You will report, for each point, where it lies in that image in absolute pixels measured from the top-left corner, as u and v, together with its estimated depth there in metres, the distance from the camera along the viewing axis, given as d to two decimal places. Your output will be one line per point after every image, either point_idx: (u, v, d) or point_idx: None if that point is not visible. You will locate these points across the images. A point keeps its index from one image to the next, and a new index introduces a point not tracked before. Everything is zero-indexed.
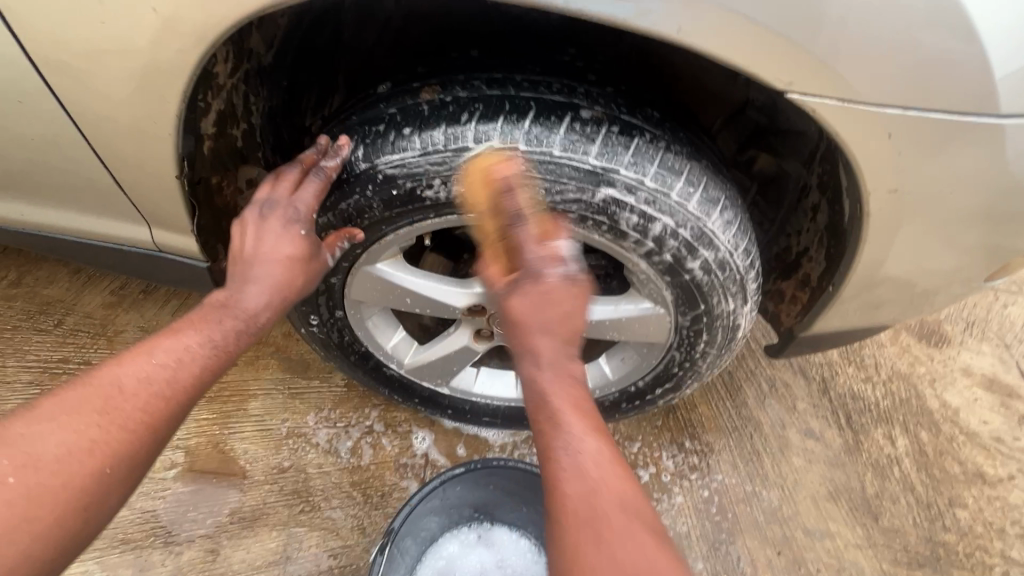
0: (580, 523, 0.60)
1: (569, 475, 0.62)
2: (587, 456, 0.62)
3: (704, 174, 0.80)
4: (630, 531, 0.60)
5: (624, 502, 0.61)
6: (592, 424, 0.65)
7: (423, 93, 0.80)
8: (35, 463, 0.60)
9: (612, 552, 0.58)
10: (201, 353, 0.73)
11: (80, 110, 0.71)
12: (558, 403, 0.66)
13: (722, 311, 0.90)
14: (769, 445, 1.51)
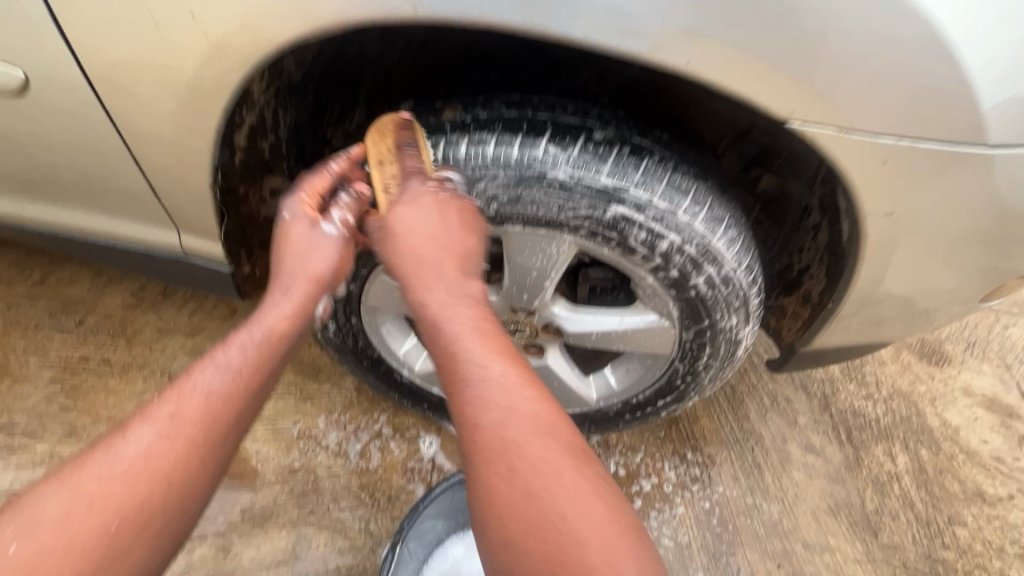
0: (501, 451, 0.69)
1: (485, 405, 0.71)
2: (482, 371, 0.73)
3: (710, 194, 0.84)
4: (547, 456, 0.68)
5: (515, 402, 0.71)
6: (502, 354, 0.75)
7: (445, 112, 0.84)
8: (58, 528, 0.61)
9: (535, 474, 0.67)
10: (215, 396, 0.72)
11: (125, 122, 0.75)
12: (464, 336, 0.76)
13: (726, 326, 0.93)
14: (771, 459, 1.53)
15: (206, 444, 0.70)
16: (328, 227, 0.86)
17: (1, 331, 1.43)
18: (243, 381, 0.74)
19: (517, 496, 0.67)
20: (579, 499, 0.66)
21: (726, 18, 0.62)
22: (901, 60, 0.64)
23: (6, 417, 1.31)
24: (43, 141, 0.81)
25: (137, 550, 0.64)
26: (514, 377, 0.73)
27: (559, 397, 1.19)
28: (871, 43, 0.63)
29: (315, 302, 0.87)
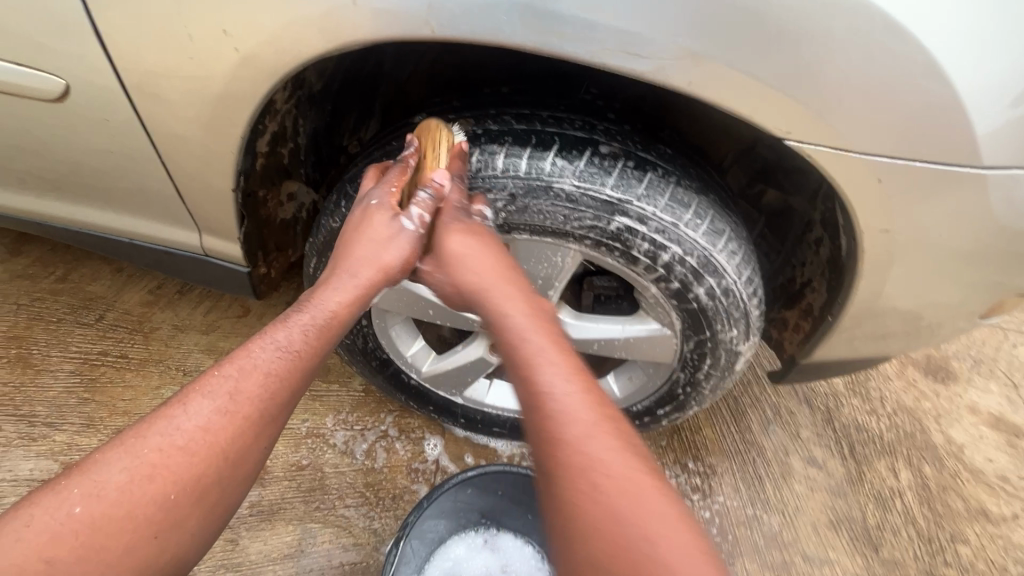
0: (580, 463, 0.65)
1: (561, 417, 0.68)
2: (558, 381, 0.71)
3: (711, 208, 0.86)
4: (626, 467, 0.65)
5: (597, 417, 0.69)
6: (575, 369, 0.73)
7: (457, 124, 0.87)
8: (119, 493, 0.63)
9: (614, 485, 0.64)
10: (272, 375, 0.74)
11: (156, 128, 0.80)
12: (538, 349, 0.75)
13: (727, 336, 0.95)
14: (772, 471, 1.54)
15: (260, 421, 0.72)
16: (408, 221, 0.85)
17: (25, 324, 1.48)
18: (303, 363, 0.76)
19: (596, 510, 0.63)
20: (658, 514, 0.62)
21: (725, 41, 0.65)
22: (896, 85, 0.66)
23: (27, 407, 1.35)
24: (78, 144, 0.86)
25: (194, 516, 0.66)
26: (590, 395, 0.71)
27: None
28: (866, 67, 0.66)
29: (375, 292, 0.86)
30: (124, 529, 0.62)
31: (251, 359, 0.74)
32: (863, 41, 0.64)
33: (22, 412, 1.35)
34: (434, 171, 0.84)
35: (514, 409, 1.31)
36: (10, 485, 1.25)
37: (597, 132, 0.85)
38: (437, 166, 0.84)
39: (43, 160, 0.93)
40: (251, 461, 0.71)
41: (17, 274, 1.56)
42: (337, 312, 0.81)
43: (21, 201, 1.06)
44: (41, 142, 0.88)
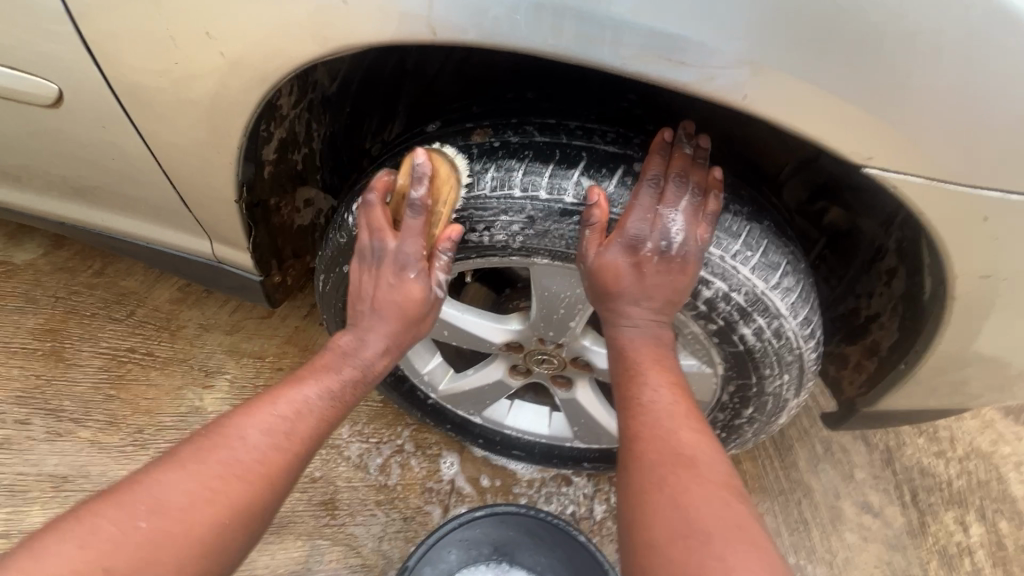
0: (660, 460, 0.66)
1: (648, 419, 0.70)
2: (661, 405, 0.70)
3: (765, 237, 0.74)
4: (705, 474, 0.64)
5: (690, 452, 0.66)
6: (673, 380, 0.73)
7: (475, 135, 0.77)
8: (181, 511, 0.62)
9: (687, 488, 0.63)
10: (317, 415, 0.74)
11: (155, 139, 0.78)
12: (640, 355, 0.74)
13: (775, 380, 0.84)
14: (820, 515, 1.38)
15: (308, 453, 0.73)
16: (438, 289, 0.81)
17: (60, 317, 1.47)
18: (341, 408, 0.76)
19: (664, 508, 0.62)
20: (730, 525, 0.60)
21: (787, 48, 0.54)
22: (982, 93, 0.55)
23: (56, 401, 1.36)
24: (91, 146, 0.84)
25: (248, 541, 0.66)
26: (685, 404, 0.71)
27: (589, 430, 1.16)
28: (948, 74, 0.54)
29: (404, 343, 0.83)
30: (171, 553, 0.60)
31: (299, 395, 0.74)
32: (938, 42, 0.53)
33: (51, 406, 1.36)
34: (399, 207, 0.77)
35: (536, 433, 1.22)
36: (35, 480, 1.27)
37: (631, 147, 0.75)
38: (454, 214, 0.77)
39: (60, 160, 0.91)
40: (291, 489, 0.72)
41: (55, 266, 1.54)
42: (378, 367, 0.81)
43: (44, 201, 1.07)
44: (56, 142, 0.86)
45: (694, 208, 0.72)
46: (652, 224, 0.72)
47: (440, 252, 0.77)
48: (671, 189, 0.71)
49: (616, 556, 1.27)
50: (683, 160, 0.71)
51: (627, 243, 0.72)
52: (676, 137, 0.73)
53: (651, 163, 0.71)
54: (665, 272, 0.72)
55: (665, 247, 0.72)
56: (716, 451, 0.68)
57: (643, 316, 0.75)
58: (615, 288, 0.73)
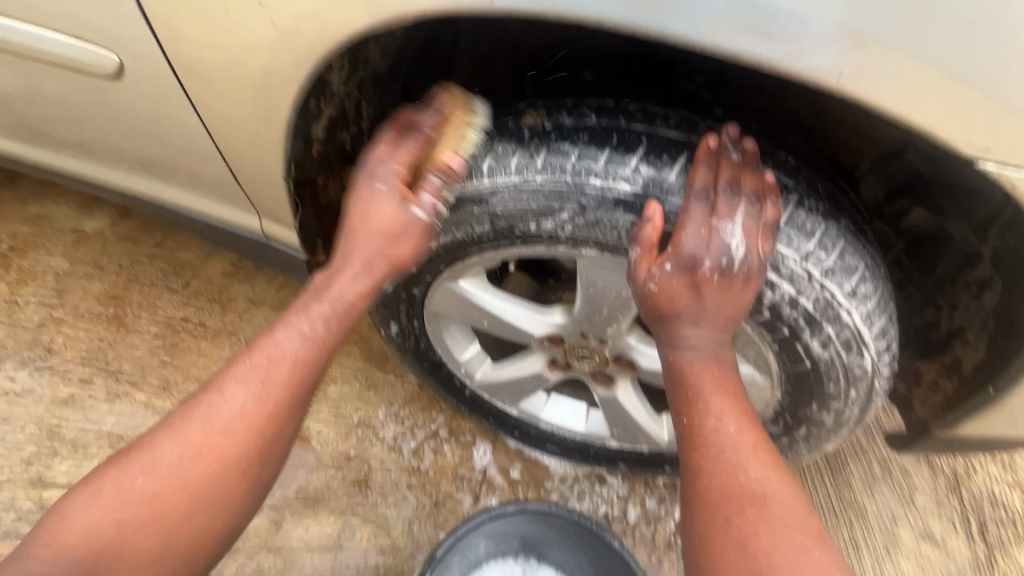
0: (725, 498, 0.60)
1: (710, 453, 0.63)
2: (726, 438, 0.64)
3: (843, 237, 0.67)
4: (777, 515, 0.58)
5: (762, 492, 0.60)
6: (740, 408, 0.66)
7: (526, 116, 0.74)
8: (168, 470, 0.66)
9: (757, 531, 0.58)
10: (296, 363, 0.73)
11: (209, 113, 0.81)
12: (702, 379, 0.67)
13: (839, 395, 0.77)
14: (874, 539, 1.28)
15: (270, 441, 0.71)
16: (418, 209, 0.74)
17: (123, 284, 1.54)
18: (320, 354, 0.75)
19: (734, 554, 0.57)
20: None
21: (891, 21, 0.51)
22: None
23: (116, 363, 1.43)
24: (157, 117, 0.87)
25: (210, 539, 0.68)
26: (753, 434, 0.64)
27: (627, 431, 1.12)
28: None
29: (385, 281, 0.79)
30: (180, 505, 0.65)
31: (274, 348, 0.72)
32: None
33: (111, 367, 1.43)
34: (447, 156, 0.73)
35: (571, 428, 1.19)
36: (93, 437, 1.34)
37: (691, 152, 0.68)
38: (461, 150, 0.73)
39: (126, 131, 0.94)
40: (270, 469, 0.73)
41: (121, 236, 1.61)
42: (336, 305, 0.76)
43: (107, 171, 1.12)
44: (123, 113, 0.89)
45: (753, 218, 0.65)
46: (708, 241, 0.65)
47: (430, 175, 0.73)
48: (725, 200, 0.65)
49: (646, 562, 1.23)
50: (733, 167, 0.66)
51: (683, 262, 0.66)
52: (722, 144, 0.67)
53: (699, 175, 0.66)
54: (726, 290, 0.66)
55: (726, 263, 0.65)
56: (787, 486, 0.61)
57: (702, 337, 0.68)
58: (670, 311, 0.68)
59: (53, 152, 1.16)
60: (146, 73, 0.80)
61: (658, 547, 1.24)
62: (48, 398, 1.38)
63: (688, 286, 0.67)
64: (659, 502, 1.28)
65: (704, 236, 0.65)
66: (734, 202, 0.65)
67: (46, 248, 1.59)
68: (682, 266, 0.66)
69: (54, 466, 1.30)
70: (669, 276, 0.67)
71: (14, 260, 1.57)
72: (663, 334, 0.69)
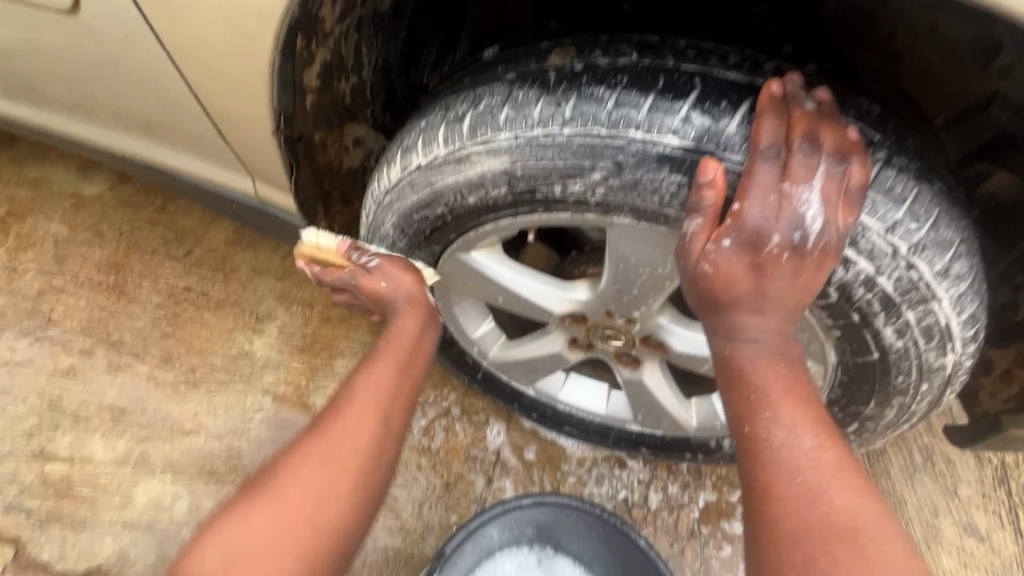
0: (805, 531, 0.52)
1: (783, 472, 0.54)
2: (801, 454, 0.55)
3: (937, 204, 0.56)
4: (871, 556, 0.50)
5: (850, 522, 0.52)
6: (815, 417, 0.56)
7: (552, 56, 0.63)
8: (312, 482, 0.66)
9: (849, 574, 0.49)
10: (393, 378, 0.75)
11: (196, 58, 0.73)
12: (769, 381, 0.57)
13: (908, 390, 0.67)
14: (914, 532, 1.20)
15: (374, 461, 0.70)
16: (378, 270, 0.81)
17: (123, 251, 1.47)
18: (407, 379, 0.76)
19: None
20: None
21: None
22: None
23: (117, 334, 1.38)
24: (143, 65, 0.78)
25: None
26: (835, 451, 0.55)
27: (652, 416, 1.04)
28: None
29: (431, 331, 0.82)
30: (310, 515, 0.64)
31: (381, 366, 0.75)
32: None
33: (112, 338, 1.37)
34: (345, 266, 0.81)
35: (591, 410, 1.11)
36: (95, 409, 1.29)
37: (753, 99, 0.57)
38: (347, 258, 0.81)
39: (108, 80, 0.85)
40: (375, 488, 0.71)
41: (120, 201, 1.54)
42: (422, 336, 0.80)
43: (100, 132, 1.04)
44: (107, 61, 0.81)
45: (833, 181, 0.54)
46: (778, 211, 0.54)
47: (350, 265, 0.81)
48: (801, 159, 0.53)
49: (668, 551, 1.16)
50: (806, 118, 0.55)
51: (746, 237, 0.54)
52: (790, 91, 0.56)
53: (766, 128, 0.54)
54: (797, 269, 0.55)
55: (798, 239, 0.54)
56: (880, 516, 0.53)
57: (766, 328, 0.58)
58: (727, 296, 0.56)
59: (42, 111, 1.08)
60: (124, 9, 0.71)
61: (681, 535, 1.17)
62: (49, 369, 1.34)
63: (752, 266, 0.55)
64: (683, 488, 1.20)
65: (773, 204, 0.54)
66: (809, 160, 0.53)
67: (45, 213, 1.52)
68: (746, 241, 0.55)
69: (57, 439, 1.26)
70: (729, 256, 0.55)
71: (12, 226, 1.51)
72: (719, 325, 0.59)
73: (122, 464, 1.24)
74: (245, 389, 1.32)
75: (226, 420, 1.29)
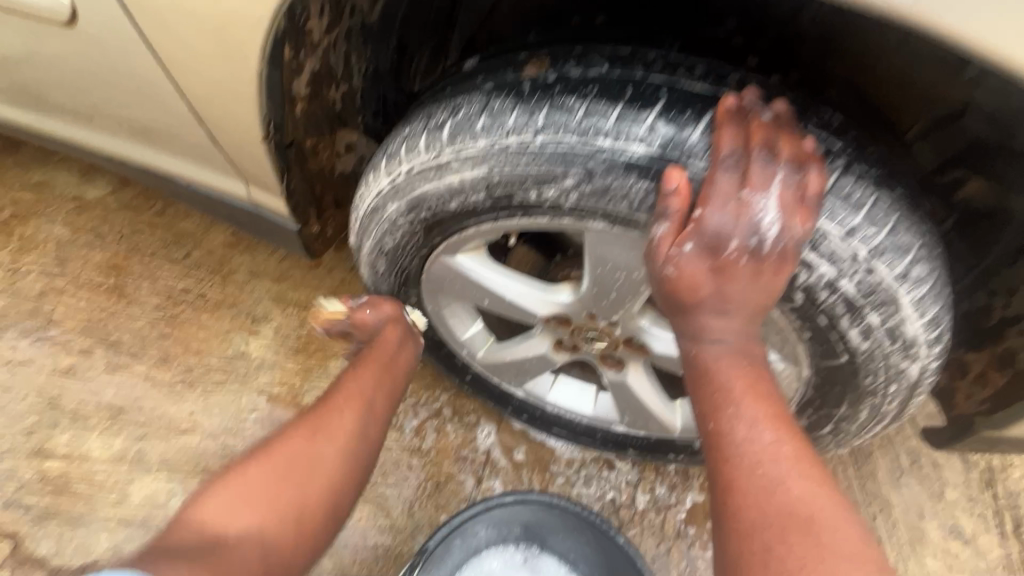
0: (765, 524, 0.54)
1: (744, 466, 0.56)
2: (762, 449, 0.57)
3: (897, 209, 0.58)
4: (827, 543, 0.51)
5: (808, 513, 0.53)
6: (775, 412, 0.59)
7: (528, 67, 0.65)
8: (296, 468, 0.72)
9: (804, 563, 0.50)
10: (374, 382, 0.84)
11: (188, 68, 0.75)
12: (732, 379, 0.59)
13: (876, 391, 0.69)
14: (899, 534, 1.21)
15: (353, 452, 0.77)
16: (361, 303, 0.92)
17: (124, 254, 1.50)
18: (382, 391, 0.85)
19: None
20: None
21: None
22: None
23: (115, 335, 1.40)
24: (144, 75, 0.81)
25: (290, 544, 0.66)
26: (794, 444, 0.57)
27: (637, 417, 1.05)
28: None
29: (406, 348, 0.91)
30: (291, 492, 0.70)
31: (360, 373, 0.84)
32: None
33: (111, 338, 1.40)
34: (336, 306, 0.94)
35: (578, 411, 1.13)
36: (93, 408, 1.32)
37: (715, 109, 0.59)
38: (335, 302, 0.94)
39: (107, 88, 0.89)
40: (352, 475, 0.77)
41: (122, 205, 1.57)
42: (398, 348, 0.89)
43: (103, 139, 1.07)
44: (108, 71, 0.84)
45: (791, 188, 0.56)
46: (737, 216, 0.56)
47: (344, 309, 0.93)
48: (759, 167, 0.56)
49: (654, 552, 1.18)
50: (764, 128, 0.57)
51: (706, 241, 0.57)
52: (747, 104, 0.58)
53: (726, 137, 0.56)
54: (757, 272, 0.58)
55: (755, 244, 0.56)
56: (838, 507, 0.54)
57: (730, 329, 0.60)
58: (691, 299, 0.59)
59: (49, 118, 1.11)
60: (120, 22, 0.74)
61: (668, 535, 1.18)
62: (49, 369, 1.36)
63: (713, 268, 0.58)
64: (670, 490, 1.22)
65: (734, 210, 0.56)
66: (767, 168, 0.56)
67: (48, 216, 1.55)
68: (707, 245, 0.57)
69: (56, 437, 1.29)
70: (692, 259, 0.58)
71: (16, 228, 1.53)
72: (685, 327, 0.61)
73: (119, 461, 1.27)
74: (240, 389, 1.34)
75: (221, 420, 1.31)
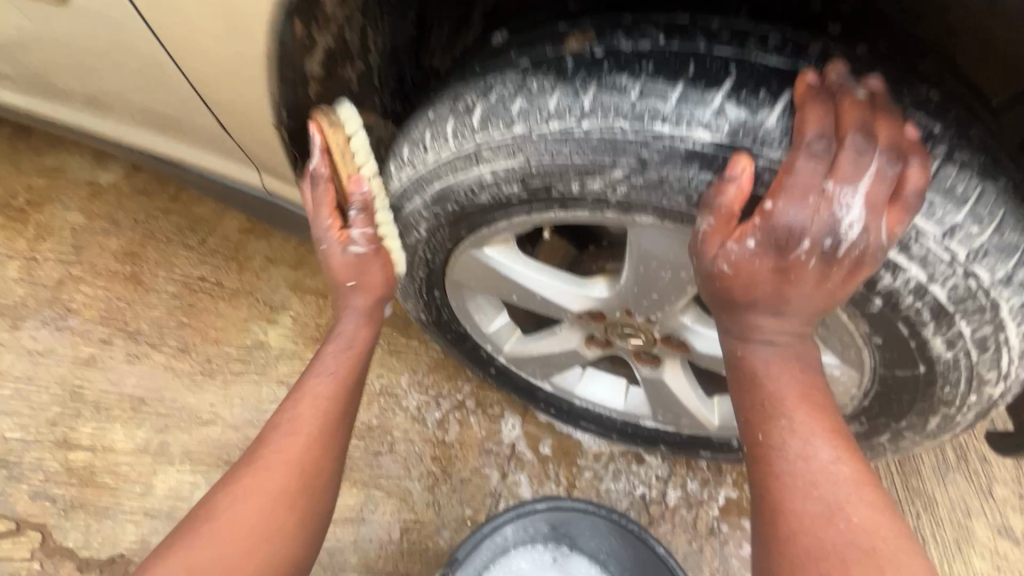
0: (821, 555, 0.48)
1: (798, 488, 0.51)
2: (818, 468, 0.51)
3: (1002, 205, 0.51)
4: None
5: (869, 544, 0.48)
6: (832, 426, 0.52)
7: (571, 41, 0.58)
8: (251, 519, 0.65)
9: None
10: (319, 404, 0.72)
11: (192, 49, 0.69)
12: (785, 388, 0.53)
13: (954, 402, 0.62)
14: (945, 534, 1.15)
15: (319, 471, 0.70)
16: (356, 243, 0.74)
17: (139, 241, 1.47)
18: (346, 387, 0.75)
19: None
20: None
21: None
22: None
23: (134, 324, 1.38)
24: (147, 58, 0.75)
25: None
26: (852, 464, 0.51)
27: (671, 414, 1.00)
28: None
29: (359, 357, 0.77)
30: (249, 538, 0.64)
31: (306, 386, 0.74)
32: None
33: (130, 328, 1.38)
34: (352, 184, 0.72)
35: (609, 407, 1.08)
36: (115, 399, 1.31)
37: (794, 86, 0.52)
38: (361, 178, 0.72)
39: (110, 70, 0.83)
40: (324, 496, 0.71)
41: (135, 189, 1.53)
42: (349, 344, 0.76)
43: (112, 126, 1.02)
44: (109, 52, 0.78)
45: (881, 183, 0.48)
46: (815, 213, 0.49)
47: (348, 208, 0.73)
48: (849, 156, 0.48)
49: (686, 549, 1.14)
50: (857, 110, 0.49)
51: (772, 238, 0.50)
52: (835, 83, 0.51)
53: (811, 119, 0.49)
54: (826, 276, 0.51)
55: (829, 245, 0.49)
56: (902, 535, 0.49)
57: (786, 331, 0.54)
58: (744, 299, 0.52)
59: (55, 105, 1.06)
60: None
61: (699, 532, 1.14)
62: (69, 359, 1.35)
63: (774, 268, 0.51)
64: (702, 485, 1.17)
65: (810, 205, 0.49)
66: (860, 160, 0.48)
67: (62, 202, 1.52)
68: (773, 242, 0.50)
69: (80, 428, 1.28)
70: (750, 257, 0.51)
71: (30, 215, 1.51)
72: (734, 325, 0.55)
73: (142, 453, 1.26)
74: (260, 379, 1.31)
75: (242, 411, 1.29)
